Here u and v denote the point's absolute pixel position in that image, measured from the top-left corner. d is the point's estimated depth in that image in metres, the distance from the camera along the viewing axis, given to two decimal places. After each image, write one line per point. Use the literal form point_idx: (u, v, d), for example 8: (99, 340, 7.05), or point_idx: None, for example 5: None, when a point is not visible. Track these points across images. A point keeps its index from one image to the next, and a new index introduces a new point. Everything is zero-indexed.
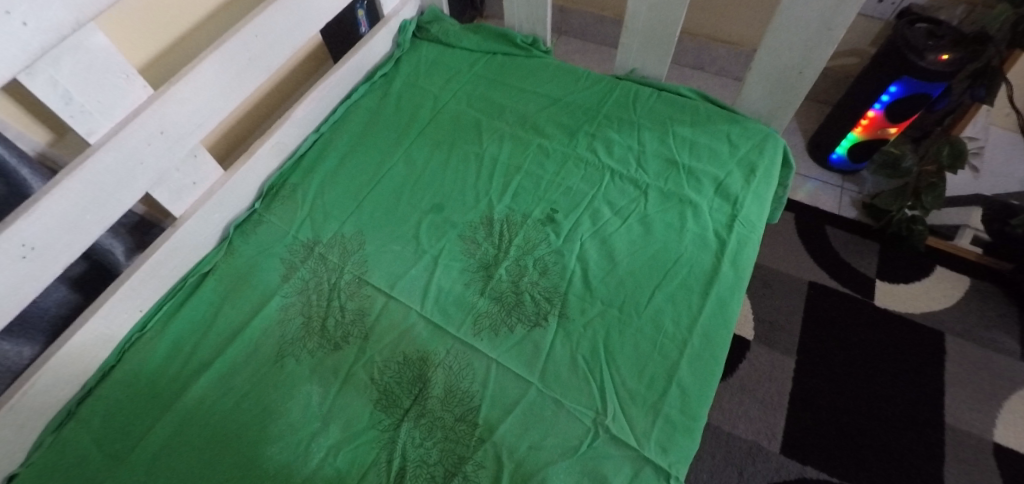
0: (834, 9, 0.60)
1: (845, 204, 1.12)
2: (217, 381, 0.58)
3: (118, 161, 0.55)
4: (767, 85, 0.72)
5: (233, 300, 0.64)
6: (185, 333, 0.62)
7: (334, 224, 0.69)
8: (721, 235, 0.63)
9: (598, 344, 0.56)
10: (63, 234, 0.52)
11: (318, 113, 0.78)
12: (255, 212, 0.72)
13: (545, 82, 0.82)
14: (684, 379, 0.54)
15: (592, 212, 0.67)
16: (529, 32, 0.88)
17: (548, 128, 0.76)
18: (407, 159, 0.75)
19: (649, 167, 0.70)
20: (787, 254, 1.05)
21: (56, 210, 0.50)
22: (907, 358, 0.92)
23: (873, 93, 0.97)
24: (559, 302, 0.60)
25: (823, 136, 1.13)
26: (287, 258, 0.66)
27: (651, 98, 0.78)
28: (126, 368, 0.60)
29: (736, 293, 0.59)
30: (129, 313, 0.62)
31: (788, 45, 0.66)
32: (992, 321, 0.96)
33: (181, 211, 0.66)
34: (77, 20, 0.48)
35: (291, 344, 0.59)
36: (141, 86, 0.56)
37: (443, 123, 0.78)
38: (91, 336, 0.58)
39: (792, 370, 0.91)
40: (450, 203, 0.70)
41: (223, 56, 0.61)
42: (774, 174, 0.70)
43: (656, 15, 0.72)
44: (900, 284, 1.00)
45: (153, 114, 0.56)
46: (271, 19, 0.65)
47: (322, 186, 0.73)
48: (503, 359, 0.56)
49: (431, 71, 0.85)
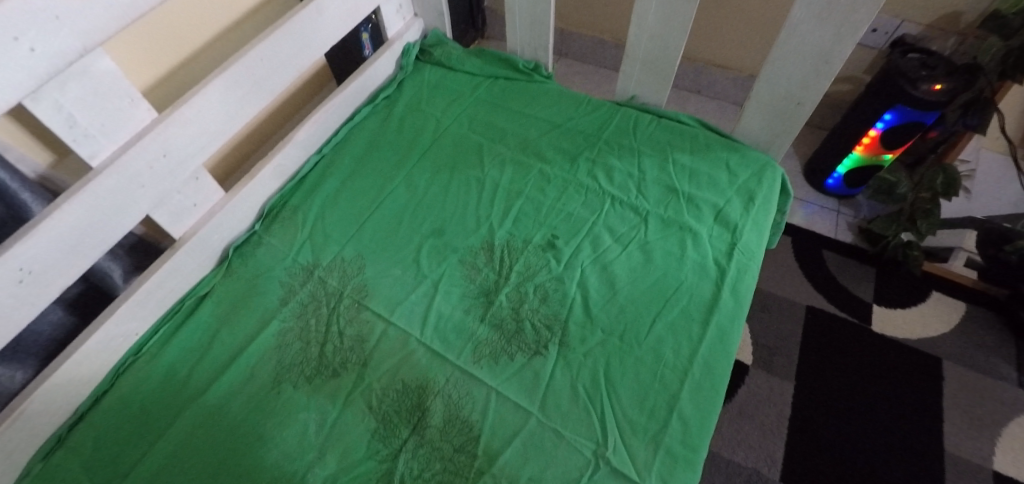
0: (832, 44, 0.61)
1: (841, 228, 1.13)
2: (212, 408, 0.57)
3: (119, 184, 0.54)
4: (765, 114, 0.74)
5: (230, 324, 0.63)
6: (180, 357, 0.62)
7: (334, 248, 0.69)
8: (720, 264, 0.64)
9: (599, 374, 0.56)
10: (61, 258, 0.52)
11: (320, 135, 0.79)
12: (254, 234, 0.71)
13: (546, 107, 0.83)
14: (685, 410, 0.54)
15: (592, 238, 0.67)
16: (530, 57, 0.89)
17: (549, 153, 0.77)
18: (408, 182, 0.75)
19: (649, 194, 0.71)
20: (785, 277, 1.06)
21: (55, 235, 0.50)
22: (905, 384, 0.92)
23: (868, 121, 0.99)
24: (560, 330, 0.60)
25: (819, 161, 1.14)
26: (286, 282, 0.66)
27: (650, 125, 0.79)
28: (119, 393, 0.59)
29: (735, 323, 0.59)
30: (124, 337, 0.61)
31: (786, 77, 0.68)
32: (989, 347, 0.96)
33: (179, 233, 0.65)
34: (85, 45, 0.47)
35: (288, 370, 0.59)
36: (144, 109, 0.56)
37: (445, 146, 0.79)
38: (85, 360, 0.57)
39: (790, 396, 0.91)
40: (451, 227, 0.70)
41: (227, 80, 0.62)
42: (773, 202, 0.70)
43: (657, 44, 0.73)
44: (897, 308, 1.01)
45: (156, 137, 0.56)
46: (277, 44, 0.66)
47: (323, 208, 0.73)
48: (503, 388, 0.56)
49: (433, 95, 0.86)
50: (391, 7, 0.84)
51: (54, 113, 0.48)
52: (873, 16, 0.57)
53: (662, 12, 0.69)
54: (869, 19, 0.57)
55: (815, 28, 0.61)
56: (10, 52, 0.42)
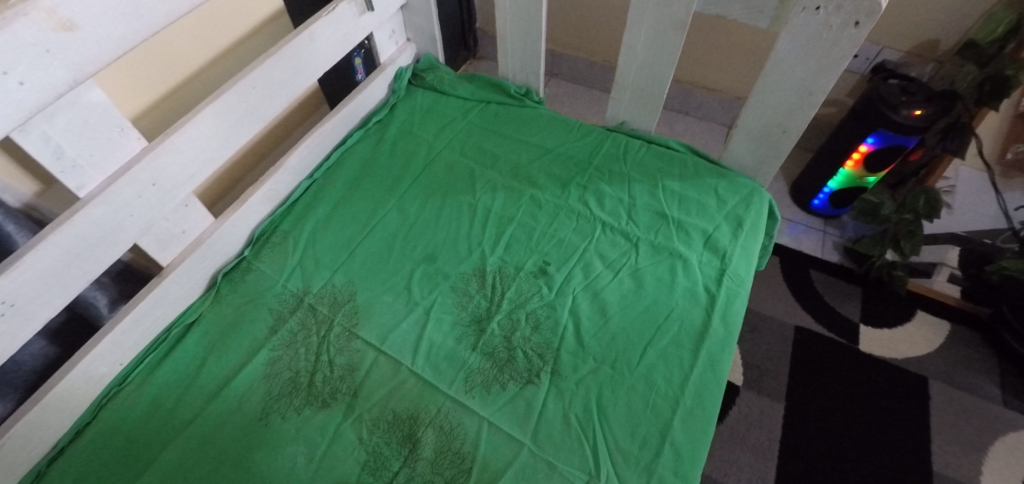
0: (815, 76, 0.63)
1: (827, 248, 1.15)
2: (198, 441, 0.56)
3: (107, 214, 0.54)
4: (752, 141, 0.75)
5: (218, 353, 0.62)
6: (165, 388, 0.60)
7: (324, 274, 0.68)
8: (710, 290, 0.64)
9: (591, 402, 0.56)
10: (45, 290, 0.51)
11: (312, 160, 0.79)
12: (244, 260, 0.71)
13: (538, 132, 0.84)
14: (678, 439, 0.54)
15: (584, 265, 0.68)
16: (522, 83, 0.90)
17: (540, 178, 0.78)
18: (400, 207, 0.75)
19: (640, 220, 0.72)
20: (773, 297, 1.07)
21: (39, 267, 0.49)
22: (893, 404, 0.93)
23: (852, 144, 1.00)
24: (552, 358, 0.60)
25: (805, 182, 1.16)
26: (276, 309, 0.65)
27: (640, 151, 0.80)
28: (101, 426, 0.57)
29: (726, 350, 0.60)
30: (108, 367, 0.60)
31: (771, 107, 0.69)
32: (974, 366, 0.98)
33: (166, 260, 0.64)
34: (75, 78, 0.47)
35: (277, 401, 0.58)
36: (134, 139, 0.55)
37: (437, 171, 0.79)
38: (67, 393, 0.56)
39: (781, 417, 0.92)
40: (443, 253, 0.70)
41: (219, 108, 0.62)
42: (761, 228, 0.71)
43: (646, 72, 0.75)
44: (883, 328, 1.02)
45: (146, 166, 0.56)
46: (269, 72, 0.66)
47: (314, 234, 0.73)
48: (495, 418, 0.55)
49: (425, 119, 0.86)
50: (384, 33, 0.85)
51: (42, 144, 0.47)
52: (853, 50, 0.59)
53: (651, 42, 0.71)
54: (850, 53, 0.59)
55: (799, 60, 0.63)
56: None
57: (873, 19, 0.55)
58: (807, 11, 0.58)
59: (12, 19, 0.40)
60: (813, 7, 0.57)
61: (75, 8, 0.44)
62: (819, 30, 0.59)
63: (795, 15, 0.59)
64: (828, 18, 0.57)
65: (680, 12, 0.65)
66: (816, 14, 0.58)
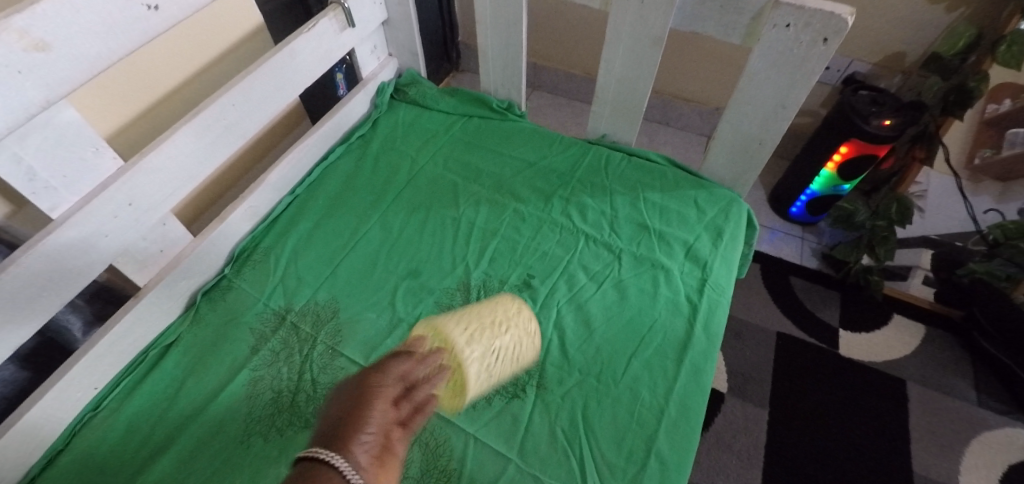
0: (787, 90, 0.65)
1: (806, 254, 1.17)
2: (176, 466, 0.54)
3: (81, 235, 0.53)
4: (729, 152, 0.77)
5: (197, 375, 0.61)
6: (143, 412, 0.59)
7: (307, 291, 0.68)
8: (692, 300, 0.65)
9: (577, 415, 0.56)
10: (16, 315, 0.49)
11: (294, 175, 0.78)
12: (224, 278, 0.70)
13: (520, 145, 0.85)
14: (663, 450, 0.54)
15: (567, 277, 0.68)
16: (504, 96, 0.91)
17: (523, 192, 0.78)
18: (383, 222, 0.75)
19: (622, 232, 0.73)
20: (755, 304, 1.09)
21: (10, 291, 0.48)
22: (873, 407, 0.95)
23: (826, 153, 1.03)
24: (537, 371, 0.60)
25: (782, 190, 1.19)
26: (257, 328, 0.64)
27: (621, 163, 0.81)
28: (75, 453, 0.56)
29: (709, 359, 0.61)
30: (82, 392, 0.58)
31: (747, 120, 0.71)
32: (949, 367, 1.00)
33: (143, 280, 0.63)
34: (48, 98, 0.46)
35: (259, 422, 0.57)
36: (110, 158, 0.55)
37: (421, 186, 0.80)
38: (38, 420, 0.54)
39: (765, 422, 0.93)
40: (427, 268, 0.70)
41: (198, 125, 0.61)
42: (740, 237, 0.73)
43: (625, 86, 0.76)
44: (862, 333, 1.04)
45: (123, 186, 0.55)
46: (248, 88, 0.65)
47: (296, 250, 0.72)
48: (481, 433, 0.55)
49: (408, 134, 0.86)
50: (366, 48, 0.85)
51: (13, 166, 0.46)
52: (823, 65, 0.61)
53: (629, 57, 0.72)
54: (819, 68, 0.61)
55: (771, 75, 0.64)
56: None
57: (841, 36, 0.57)
58: (777, 28, 0.60)
59: None
60: (783, 24, 0.59)
61: (47, 28, 0.44)
62: (790, 46, 0.61)
63: (767, 32, 0.61)
64: (798, 34, 0.59)
65: (656, 28, 0.67)
66: (786, 30, 0.60)
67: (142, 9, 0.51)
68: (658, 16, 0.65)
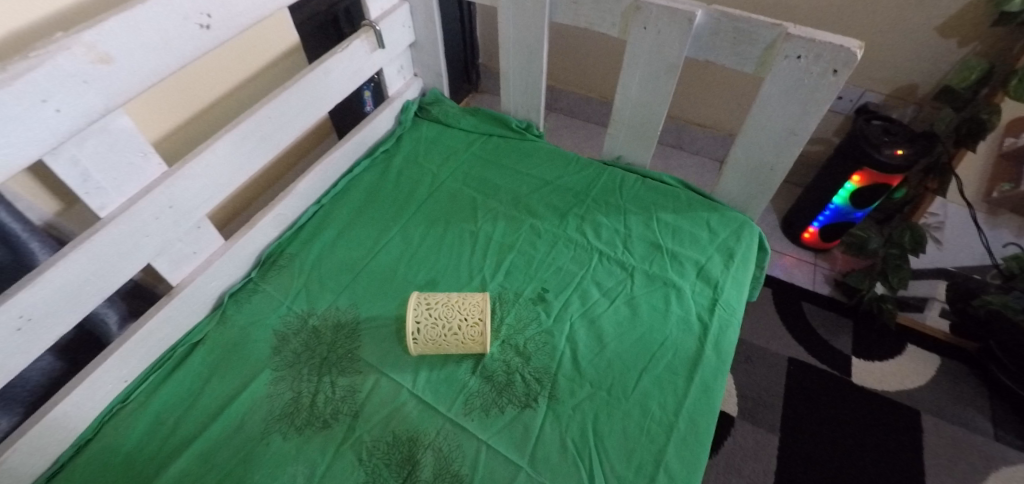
0: (799, 118, 0.67)
1: (818, 280, 1.18)
2: (197, 461, 0.56)
3: (125, 234, 0.56)
4: (742, 177, 0.79)
5: (221, 374, 0.63)
6: (168, 407, 0.61)
7: (328, 297, 0.70)
8: (703, 319, 0.66)
9: (588, 427, 0.57)
10: (61, 306, 0.52)
11: (320, 186, 0.82)
12: (250, 281, 0.73)
13: (537, 164, 0.88)
14: (672, 465, 0.55)
15: (581, 292, 0.70)
16: (523, 117, 0.95)
17: (540, 209, 0.81)
18: (404, 233, 0.78)
19: (635, 250, 0.75)
20: (766, 328, 1.09)
21: (58, 283, 0.51)
22: (887, 437, 0.94)
23: (838, 180, 1.04)
24: (549, 383, 0.61)
25: (795, 216, 1.20)
26: (280, 330, 0.67)
27: (635, 184, 0.84)
28: (102, 444, 0.58)
29: (719, 377, 0.62)
30: (113, 385, 0.61)
31: (759, 145, 0.73)
32: (965, 399, 0.99)
33: (176, 280, 0.66)
34: (107, 106, 0.50)
35: (278, 421, 0.59)
36: (156, 163, 0.58)
37: (441, 200, 0.82)
38: (71, 409, 0.57)
39: (776, 448, 0.92)
40: (445, 278, 0.72)
41: (236, 136, 0.65)
42: (751, 260, 0.74)
43: (641, 110, 0.79)
44: (875, 361, 1.04)
45: (165, 190, 0.59)
46: (284, 103, 0.69)
47: (319, 257, 0.75)
48: (492, 441, 0.57)
49: (429, 150, 0.90)
50: (393, 69, 0.90)
51: (71, 167, 0.50)
52: (833, 95, 0.63)
53: (645, 83, 0.75)
54: (830, 98, 0.63)
55: (783, 103, 0.67)
56: (36, 114, 0.44)
57: (850, 68, 0.60)
58: (789, 59, 0.63)
59: (55, 52, 0.44)
60: (794, 55, 0.62)
61: (113, 43, 0.48)
62: (801, 76, 0.63)
63: (779, 62, 0.64)
64: (809, 65, 0.62)
65: (671, 57, 0.70)
66: (797, 61, 0.62)
67: (197, 28, 0.55)
68: (674, 45, 0.69)
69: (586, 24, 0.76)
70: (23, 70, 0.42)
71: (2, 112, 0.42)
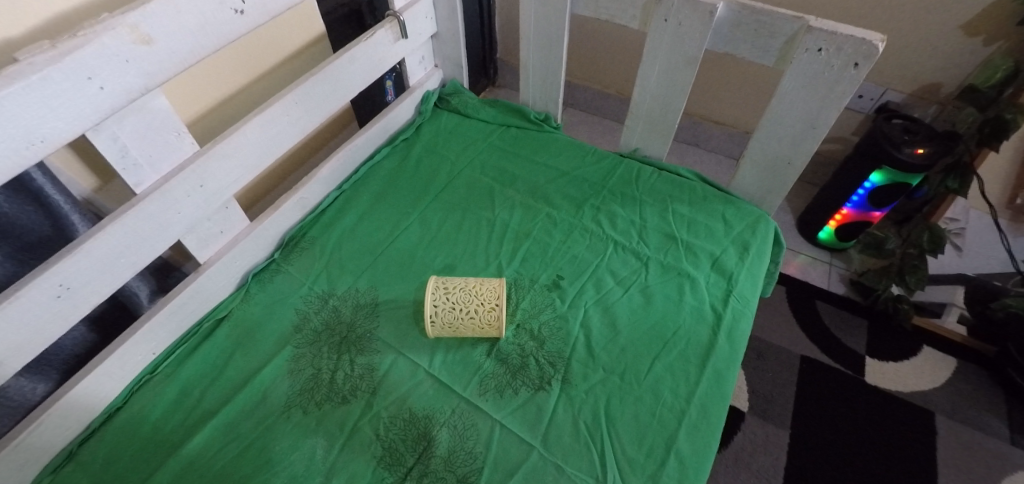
0: (818, 111, 0.67)
1: (833, 280, 1.17)
2: (220, 432, 0.58)
3: (158, 210, 0.58)
4: (759, 171, 0.79)
5: (245, 349, 0.65)
6: (193, 379, 0.63)
7: (348, 278, 0.72)
8: (717, 309, 0.67)
9: (600, 411, 0.58)
10: (98, 277, 0.55)
11: (342, 172, 0.84)
12: (273, 262, 0.75)
13: (554, 155, 0.89)
14: (682, 450, 0.55)
15: (595, 280, 0.71)
16: (541, 109, 0.96)
17: (557, 198, 0.82)
18: (423, 220, 0.80)
19: (650, 241, 0.75)
20: (779, 326, 1.09)
21: (95, 254, 0.53)
22: (900, 435, 0.93)
23: (856, 179, 1.04)
24: (563, 367, 0.62)
25: (811, 215, 1.19)
26: (302, 309, 0.69)
27: (652, 176, 0.84)
28: (130, 412, 0.60)
29: (732, 367, 0.62)
30: (142, 356, 0.63)
31: (778, 139, 0.73)
32: (980, 403, 0.98)
33: (204, 257, 0.69)
34: (146, 85, 0.52)
35: (298, 396, 0.61)
36: (189, 143, 0.60)
37: (459, 188, 0.84)
38: (104, 376, 0.59)
39: (786, 444, 0.92)
40: (462, 263, 0.74)
41: (264, 119, 0.67)
42: (766, 253, 0.74)
43: (659, 103, 0.80)
44: (889, 362, 1.03)
45: (197, 169, 0.61)
46: (310, 88, 0.71)
47: (340, 240, 0.77)
48: (506, 421, 0.58)
49: (448, 139, 0.92)
50: (415, 59, 0.91)
51: (111, 143, 0.52)
52: (853, 89, 0.63)
53: (663, 76, 0.76)
54: (850, 91, 0.63)
55: (803, 97, 0.67)
56: (82, 90, 0.47)
57: (871, 62, 0.60)
58: (810, 52, 0.63)
59: (102, 32, 0.46)
60: (815, 48, 0.62)
61: (154, 24, 0.50)
62: (822, 70, 0.64)
63: (799, 55, 0.64)
64: (830, 58, 0.62)
65: (691, 49, 0.71)
66: (818, 54, 0.63)
67: (231, 13, 0.57)
68: (694, 38, 0.69)
69: (607, 16, 0.77)
70: (73, 48, 0.45)
71: (52, 87, 0.44)
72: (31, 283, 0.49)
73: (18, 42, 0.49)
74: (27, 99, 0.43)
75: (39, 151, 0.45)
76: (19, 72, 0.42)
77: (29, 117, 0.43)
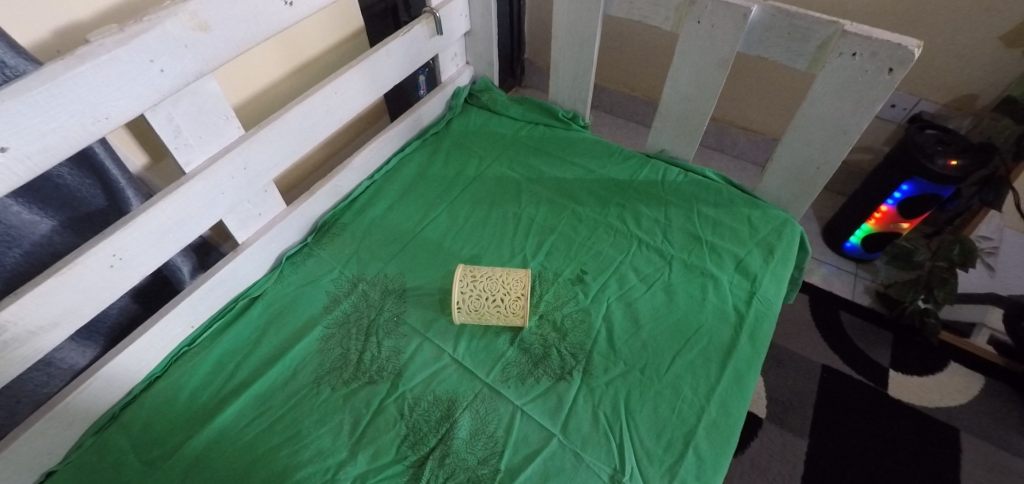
0: (850, 117, 0.67)
1: (858, 291, 1.15)
2: (252, 405, 0.61)
3: (204, 189, 0.61)
4: (787, 175, 0.79)
5: (277, 327, 0.68)
6: (228, 353, 0.66)
7: (377, 264, 0.74)
8: (740, 309, 0.67)
9: (620, 402, 0.59)
10: (145, 251, 0.58)
11: (374, 162, 0.86)
12: (306, 245, 0.78)
13: (581, 153, 0.90)
14: (701, 446, 0.56)
15: (619, 276, 0.72)
16: (569, 108, 0.97)
17: (582, 195, 0.83)
18: (450, 212, 0.81)
19: (674, 240, 0.76)
20: (801, 334, 1.08)
21: (146, 228, 0.57)
22: (922, 451, 0.91)
23: (885, 189, 1.02)
24: (584, 358, 0.63)
25: (836, 224, 1.18)
26: (332, 291, 0.71)
27: (678, 177, 0.84)
28: (168, 381, 0.63)
29: (753, 368, 0.62)
30: (180, 329, 0.66)
31: (807, 143, 0.73)
32: (1008, 421, 0.95)
33: (243, 238, 0.71)
34: (201, 70, 0.55)
35: (327, 374, 0.63)
36: (235, 127, 0.64)
37: (486, 182, 0.86)
38: (145, 345, 0.62)
39: (804, 452, 0.91)
40: (487, 255, 0.75)
41: (304, 108, 0.70)
42: (792, 258, 0.74)
43: (687, 104, 0.80)
44: (912, 375, 1.01)
45: (241, 153, 0.64)
46: (349, 79, 0.74)
47: (371, 227, 0.79)
48: (527, 407, 0.59)
49: (477, 135, 0.94)
50: (447, 55, 0.94)
51: (166, 123, 0.56)
52: (887, 94, 0.63)
53: (694, 77, 0.76)
54: (884, 97, 0.63)
55: (836, 101, 0.67)
56: (144, 72, 0.50)
57: (906, 67, 0.59)
58: (843, 56, 0.63)
59: (165, 18, 0.49)
60: (850, 53, 0.62)
61: (211, 12, 0.53)
62: (855, 74, 0.63)
63: (833, 59, 0.64)
64: (864, 63, 0.62)
65: (723, 52, 0.71)
66: (851, 59, 0.63)
67: (282, 5, 0.60)
68: (726, 40, 0.70)
69: (640, 17, 0.78)
70: (139, 31, 0.48)
71: (118, 67, 0.47)
72: (88, 252, 0.52)
73: (87, 25, 0.52)
74: (94, 79, 0.46)
75: (102, 127, 0.48)
76: (90, 53, 0.45)
77: (96, 95, 0.46)
